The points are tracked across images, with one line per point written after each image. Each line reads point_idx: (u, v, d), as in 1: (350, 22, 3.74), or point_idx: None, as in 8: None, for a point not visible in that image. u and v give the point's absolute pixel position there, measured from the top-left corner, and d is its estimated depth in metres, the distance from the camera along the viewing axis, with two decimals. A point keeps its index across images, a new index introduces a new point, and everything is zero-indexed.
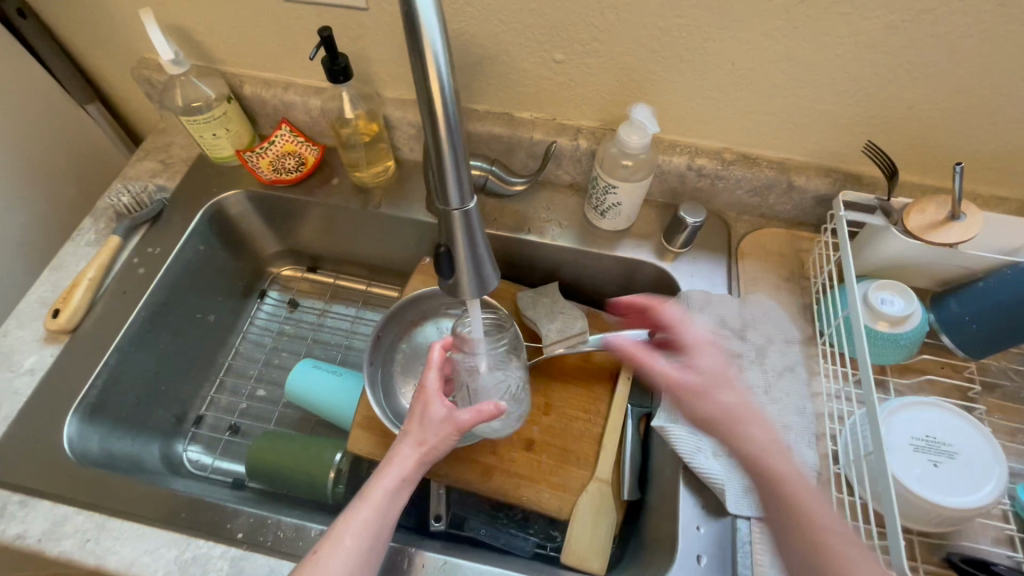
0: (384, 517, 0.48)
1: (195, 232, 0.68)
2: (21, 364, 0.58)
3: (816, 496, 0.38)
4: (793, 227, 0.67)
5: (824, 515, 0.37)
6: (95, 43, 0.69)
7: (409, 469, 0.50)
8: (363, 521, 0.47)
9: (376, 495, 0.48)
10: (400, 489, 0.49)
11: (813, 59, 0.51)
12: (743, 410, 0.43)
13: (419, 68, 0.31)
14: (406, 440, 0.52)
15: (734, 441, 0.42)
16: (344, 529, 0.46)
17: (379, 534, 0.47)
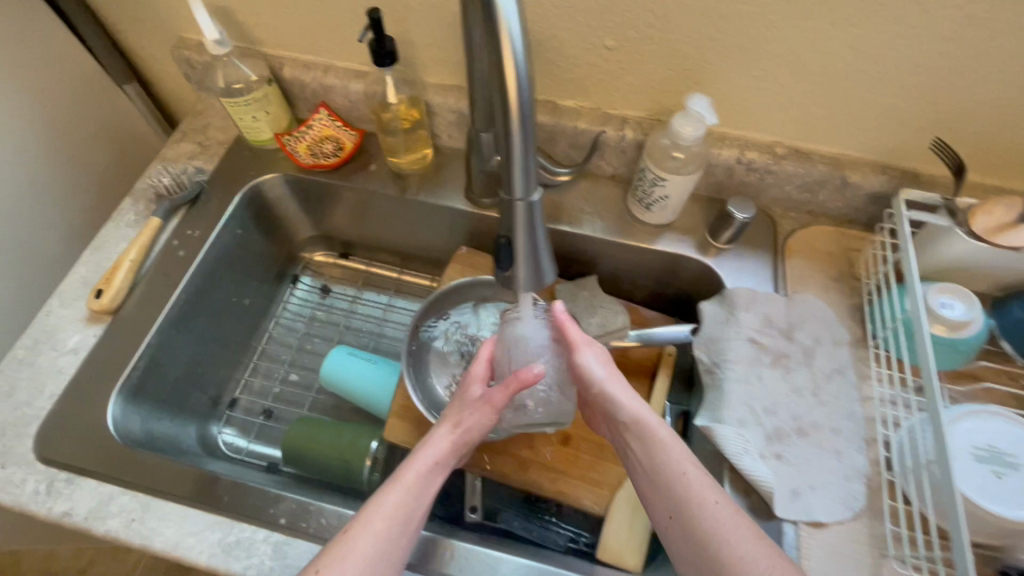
0: (414, 502, 0.47)
1: (233, 216, 0.68)
2: (66, 343, 0.58)
3: (696, 478, 0.46)
4: (843, 225, 0.65)
5: (700, 494, 0.44)
6: (135, 22, 0.68)
7: (441, 454, 0.50)
8: (395, 505, 0.46)
9: (407, 477, 0.48)
10: (431, 474, 0.49)
11: (881, 50, 0.49)
12: (641, 413, 0.51)
13: (494, 51, 0.30)
14: (444, 424, 0.52)
15: (633, 439, 0.50)
16: (375, 510, 0.45)
17: (408, 521, 0.46)
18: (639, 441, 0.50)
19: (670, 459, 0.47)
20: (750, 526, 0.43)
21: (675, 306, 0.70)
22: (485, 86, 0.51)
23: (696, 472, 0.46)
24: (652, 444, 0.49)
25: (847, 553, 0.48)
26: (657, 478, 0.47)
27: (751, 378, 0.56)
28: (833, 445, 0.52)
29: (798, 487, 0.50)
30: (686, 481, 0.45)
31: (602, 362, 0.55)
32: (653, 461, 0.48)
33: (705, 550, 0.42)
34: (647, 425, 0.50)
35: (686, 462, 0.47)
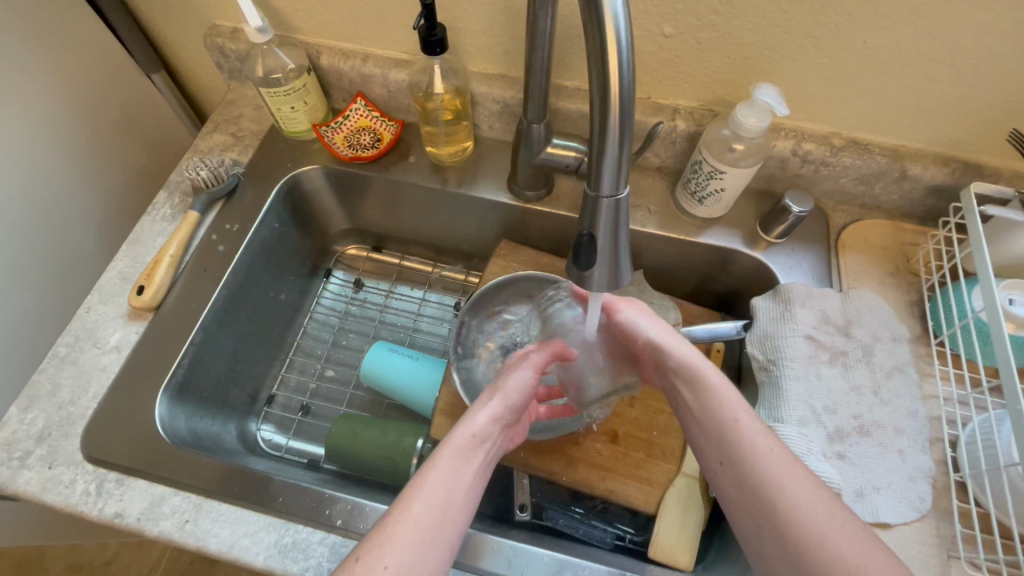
0: (454, 478, 0.43)
1: (271, 210, 0.67)
2: (108, 341, 0.57)
3: (752, 426, 0.43)
4: (896, 218, 0.63)
5: (755, 440, 0.42)
6: (167, 9, 0.66)
7: (482, 428, 0.47)
8: (435, 484, 0.42)
9: (443, 455, 0.44)
10: (471, 450, 0.46)
11: (958, 37, 0.47)
12: (694, 362, 0.48)
13: (597, 38, 0.29)
14: (489, 393, 0.50)
15: (688, 391, 0.48)
16: (414, 492, 0.41)
17: (450, 501, 0.42)
18: (692, 390, 0.47)
19: (724, 406, 0.44)
20: (809, 477, 0.39)
21: (720, 301, 0.69)
22: (543, 72, 0.50)
23: (750, 420, 0.43)
24: (706, 393, 0.46)
25: (916, 555, 0.47)
26: (712, 427, 0.44)
27: (809, 375, 0.55)
28: (897, 445, 0.51)
29: (862, 487, 0.49)
30: (740, 428, 0.43)
31: (648, 318, 0.53)
32: (710, 408, 0.45)
33: (762, 500, 0.39)
34: (700, 373, 0.47)
35: (742, 409, 0.44)
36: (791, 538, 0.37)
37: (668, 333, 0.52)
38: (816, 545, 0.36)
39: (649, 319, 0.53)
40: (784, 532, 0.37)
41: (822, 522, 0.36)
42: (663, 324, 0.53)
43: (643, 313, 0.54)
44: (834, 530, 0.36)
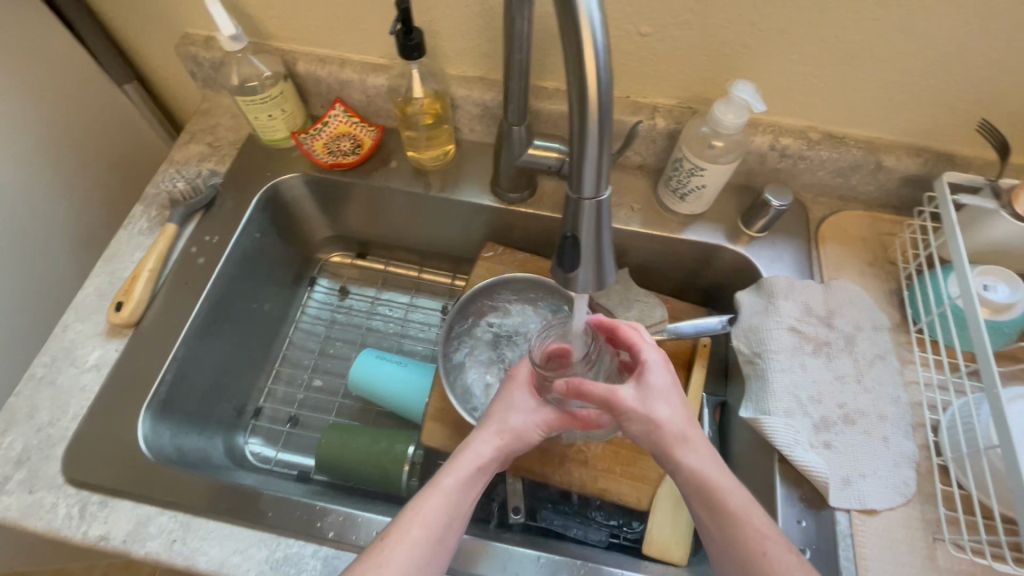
0: (454, 508, 0.45)
1: (252, 219, 0.66)
2: (86, 360, 0.56)
3: (781, 558, 0.41)
4: (873, 209, 0.65)
5: (758, 533, 0.42)
6: (137, 17, 0.65)
7: (484, 459, 0.48)
8: (434, 513, 0.44)
9: (446, 483, 0.46)
10: (472, 479, 0.47)
11: (927, 30, 0.48)
12: (707, 476, 0.44)
13: (573, 38, 0.29)
14: (487, 429, 0.50)
15: (703, 508, 0.45)
16: (412, 516, 0.44)
17: (448, 528, 0.44)
18: (708, 509, 0.44)
19: (731, 499, 0.43)
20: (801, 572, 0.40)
21: (706, 296, 0.70)
22: (522, 74, 0.50)
23: (774, 546, 0.41)
24: (726, 517, 0.43)
25: (902, 539, 0.47)
26: (734, 555, 0.42)
27: (794, 367, 0.56)
28: (881, 432, 0.52)
29: (849, 475, 0.50)
30: (768, 564, 0.41)
31: (665, 400, 0.47)
32: (730, 533, 0.43)
33: None
34: (716, 492, 0.44)
35: (766, 536, 0.42)
36: None
37: (684, 430, 0.46)
38: None
39: (668, 401, 0.47)
40: None
41: None
42: (681, 408, 0.47)
43: (665, 387, 0.47)
44: None
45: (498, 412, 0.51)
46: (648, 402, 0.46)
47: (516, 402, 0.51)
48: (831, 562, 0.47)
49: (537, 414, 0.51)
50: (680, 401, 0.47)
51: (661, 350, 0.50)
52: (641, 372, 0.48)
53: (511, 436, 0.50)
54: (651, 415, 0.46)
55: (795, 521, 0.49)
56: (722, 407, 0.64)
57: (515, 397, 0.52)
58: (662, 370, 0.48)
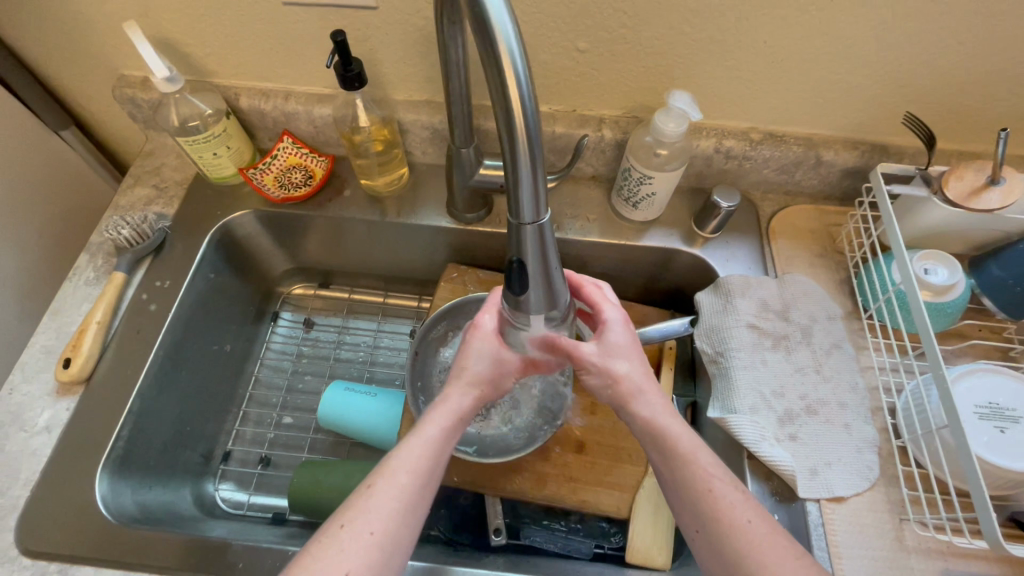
0: (439, 456, 0.43)
1: (205, 260, 0.64)
2: (36, 422, 0.54)
3: (728, 495, 0.40)
4: (818, 201, 0.67)
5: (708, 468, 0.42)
6: (69, 63, 0.63)
7: (464, 410, 0.46)
8: (419, 460, 0.42)
9: (430, 432, 0.44)
10: (453, 429, 0.45)
11: (847, 32, 0.50)
12: (657, 423, 0.44)
13: (496, 74, 0.29)
14: (461, 381, 0.47)
15: (655, 455, 0.44)
16: (398, 465, 0.42)
17: (433, 475, 0.43)
18: (658, 452, 0.44)
19: (680, 442, 0.43)
20: (752, 503, 0.40)
21: (668, 297, 0.71)
22: (463, 97, 0.50)
23: (723, 485, 0.41)
24: (674, 460, 0.43)
25: (870, 523, 0.49)
26: (682, 495, 0.42)
27: (755, 363, 0.57)
28: (842, 419, 0.53)
29: (815, 464, 0.51)
30: (714, 501, 0.40)
31: (625, 356, 0.47)
32: (678, 473, 0.42)
33: (708, 529, 0.40)
34: (666, 436, 0.44)
35: (712, 475, 0.41)
36: (722, 547, 0.39)
37: (640, 385, 0.46)
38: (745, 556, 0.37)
39: (628, 357, 0.47)
40: (719, 545, 0.39)
41: (755, 540, 0.38)
42: (640, 365, 0.47)
43: (625, 345, 0.47)
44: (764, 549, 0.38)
45: (468, 362, 0.48)
46: (609, 358, 0.46)
47: (484, 351, 0.48)
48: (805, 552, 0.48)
49: (504, 360, 0.48)
50: (640, 358, 0.47)
51: (623, 309, 0.49)
52: (602, 330, 0.48)
53: (486, 387, 0.48)
54: (609, 370, 0.46)
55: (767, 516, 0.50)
56: (693, 407, 0.64)
57: (482, 343, 0.48)
58: (623, 327, 0.48)
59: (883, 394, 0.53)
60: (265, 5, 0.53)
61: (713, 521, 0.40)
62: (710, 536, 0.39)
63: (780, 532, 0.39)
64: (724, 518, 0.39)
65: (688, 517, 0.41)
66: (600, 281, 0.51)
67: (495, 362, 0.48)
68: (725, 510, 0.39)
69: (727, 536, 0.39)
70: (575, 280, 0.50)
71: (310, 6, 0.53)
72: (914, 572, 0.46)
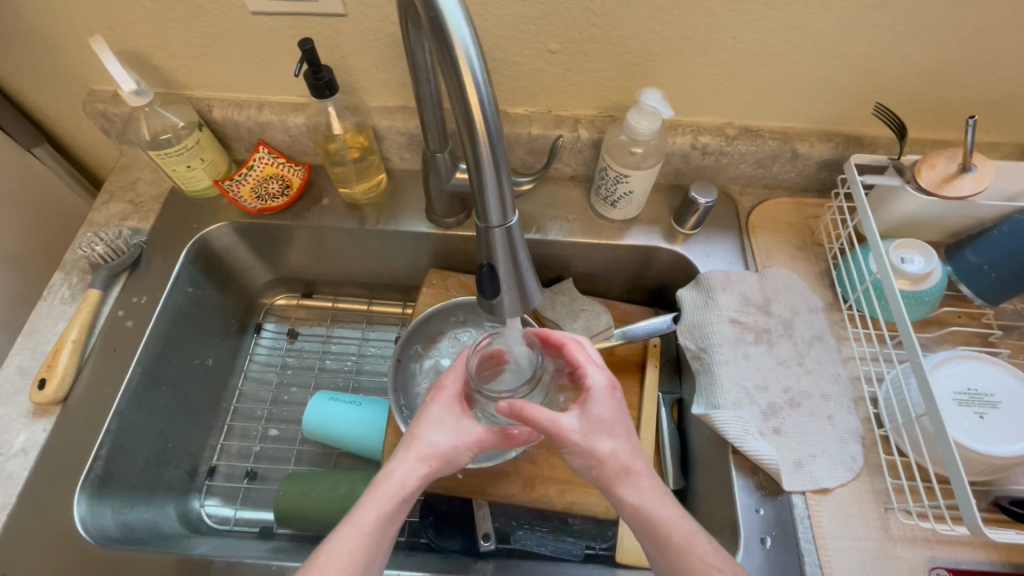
0: (377, 543, 0.42)
1: (182, 274, 0.64)
2: (12, 445, 0.53)
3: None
4: (797, 194, 0.67)
5: (707, 560, 0.41)
6: (38, 78, 0.62)
7: (411, 487, 0.44)
8: (354, 552, 0.40)
9: (366, 518, 0.42)
10: (396, 510, 0.43)
11: (815, 25, 0.50)
12: (650, 511, 0.43)
13: (454, 78, 0.29)
14: (413, 451, 0.46)
15: (649, 541, 0.43)
16: (329, 562, 0.40)
17: (368, 565, 0.41)
18: (653, 540, 0.43)
19: (675, 533, 0.42)
20: None
21: (653, 295, 0.71)
22: (434, 102, 0.50)
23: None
24: (671, 551, 0.42)
25: (855, 513, 0.49)
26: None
27: (738, 358, 0.57)
28: (826, 411, 0.53)
29: (800, 457, 0.51)
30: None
31: (610, 433, 0.45)
32: (676, 566, 0.42)
33: None
34: (661, 526, 0.42)
35: (712, 566, 0.41)
36: None
37: (627, 465, 0.44)
38: None
39: (612, 435, 0.45)
40: None
41: None
42: (626, 442, 0.45)
43: (610, 418, 0.45)
44: None
45: (421, 432, 0.47)
46: (592, 436, 0.44)
47: (446, 419, 0.48)
48: (792, 546, 0.48)
49: (465, 429, 0.47)
50: (625, 434, 0.45)
51: (608, 374, 0.48)
52: (586, 399, 0.46)
53: (438, 460, 0.46)
54: (593, 450, 0.44)
55: (754, 511, 0.50)
56: (679, 403, 0.64)
57: (442, 408, 0.48)
58: (607, 397, 0.46)
59: (865, 384, 0.54)
60: (232, 15, 0.53)
61: None
62: None
63: None
64: None
65: None
66: (581, 341, 0.51)
67: (455, 432, 0.47)
68: None
69: None
70: (556, 339, 0.51)
71: (278, 15, 0.53)
72: (900, 561, 0.46)
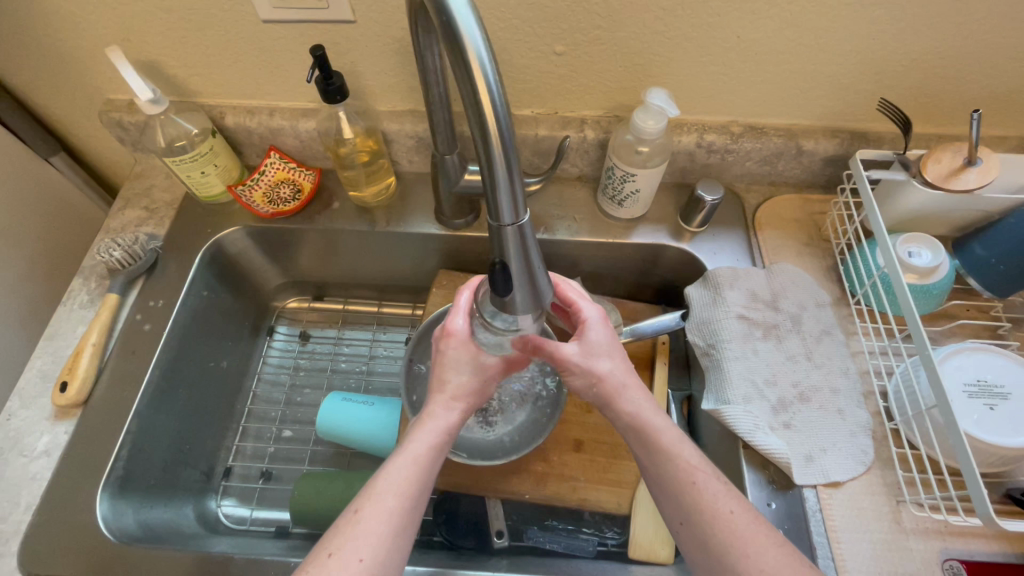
0: (427, 474, 0.44)
1: (197, 278, 0.65)
2: (35, 447, 0.54)
3: (710, 487, 0.41)
4: (803, 191, 0.68)
5: (692, 461, 0.43)
6: (55, 88, 0.64)
7: (450, 424, 0.47)
8: (407, 480, 0.43)
9: (415, 450, 0.44)
10: (440, 445, 0.46)
11: (818, 24, 0.51)
12: (642, 418, 0.45)
13: (467, 80, 0.30)
14: (443, 393, 0.48)
15: (640, 448, 0.45)
16: (385, 487, 0.42)
17: (421, 494, 0.43)
18: (642, 446, 0.45)
19: (662, 436, 0.44)
20: (735, 495, 0.41)
21: (660, 293, 0.72)
22: (444, 105, 0.51)
23: (708, 479, 0.42)
24: (658, 454, 0.43)
25: (867, 507, 0.49)
26: (666, 486, 0.43)
27: (747, 353, 0.57)
28: (836, 405, 0.54)
29: (811, 451, 0.51)
30: (698, 493, 0.41)
31: (607, 355, 0.47)
32: (663, 469, 0.43)
33: (694, 520, 0.41)
34: (649, 431, 0.44)
35: (695, 467, 0.42)
36: (709, 539, 0.39)
37: (623, 382, 0.46)
38: (733, 546, 0.38)
39: (609, 356, 0.47)
40: (705, 535, 0.40)
41: (741, 529, 0.39)
42: (621, 362, 0.47)
43: (605, 343, 0.48)
44: (752, 540, 0.39)
45: (447, 375, 0.48)
46: (590, 357, 0.46)
47: (463, 358, 0.48)
48: (805, 540, 0.48)
49: (485, 365, 0.49)
50: (621, 355, 0.48)
51: (599, 306, 0.50)
52: (580, 329, 0.48)
53: (469, 397, 0.49)
54: (592, 369, 0.46)
55: (765, 504, 0.50)
56: (689, 401, 0.65)
57: (459, 350, 0.48)
58: (601, 324, 0.48)
59: (874, 378, 0.54)
60: (245, 24, 0.54)
61: (700, 512, 0.40)
62: (699, 527, 0.40)
63: (769, 526, 0.40)
64: (708, 508, 0.40)
65: (675, 509, 0.42)
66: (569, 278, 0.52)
67: (476, 370, 0.49)
68: (710, 501, 0.41)
69: (715, 527, 0.40)
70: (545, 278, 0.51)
71: (289, 23, 0.54)
72: (913, 554, 0.47)
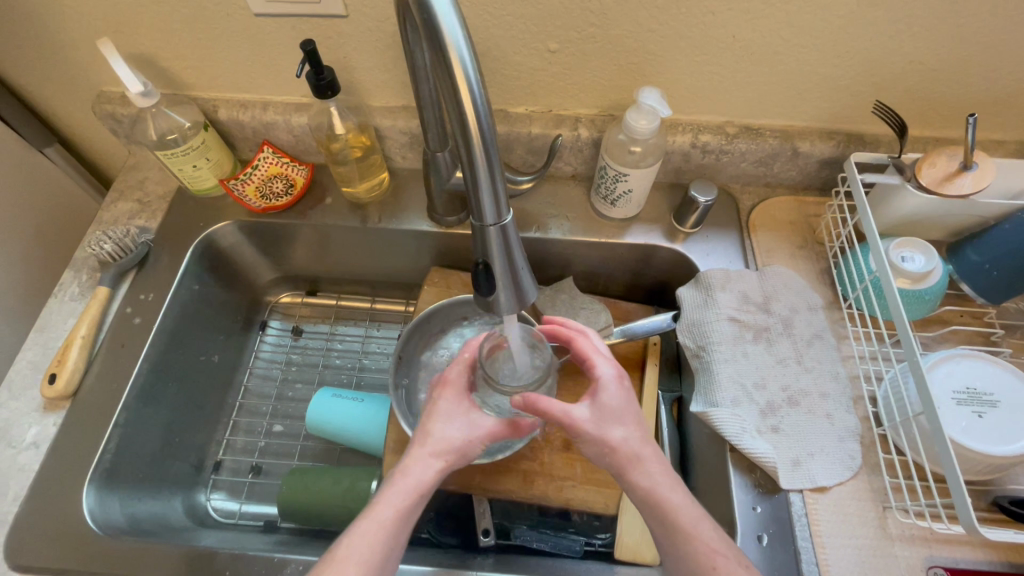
0: (394, 539, 0.41)
1: (188, 272, 0.65)
2: (23, 438, 0.54)
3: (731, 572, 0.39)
4: (799, 193, 0.67)
5: (712, 545, 0.41)
6: (47, 79, 0.64)
7: (426, 483, 0.44)
8: (372, 546, 0.40)
9: (384, 513, 0.42)
10: (412, 505, 0.43)
11: (815, 24, 0.50)
12: (658, 493, 0.43)
13: (448, 79, 0.30)
14: (425, 448, 0.46)
15: (656, 526, 0.43)
16: (347, 553, 0.40)
17: (386, 561, 0.41)
18: (660, 525, 0.43)
19: (680, 516, 0.42)
20: None
21: (652, 293, 0.72)
22: (434, 103, 0.51)
23: (729, 563, 0.40)
24: (676, 535, 0.41)
25: (853, 512, 0.49)
26: (684, 568, 0.41)
27: (736, 356, 0.57)
28: (824, 409, 0.53)
29: (798, 455, 0.51)
30: None
31: (620, 421, 0.46)
32: (681, 551, 0.41)
33: None
34: (667, 508, 0.42)
35: (716, 550, 0.40)
36: None
37: (638, 451, 0.45)
38: None
39: (623, 423, 0.46)
40: None
41: None
42: (636, 429, 0.46)
43: (619, 406, 0.46)
44: None
45: (434, 428, 0.47)
46: (604, 424, 0.45)
47: (454, 411, 0.49)
48: (789, 544, 0.48)
49: (478, 422, 0.48)
50: (635, 422, 0.46)
51: (616, 365, 0.49)
52: (595, 389, 0.47)
53: (453, 455, 0.46)
54: (606, 438, 0.45)
55: (750, 508, 0.50)
56: (679, 402, 0.65)
57: (450, 402, 0.49)
58: (616, 386, 0.47)
59: (863, 382, 0.54)
60: (237, 17, 0.54)
61: None
62: None
63: None
64: None
65: None
66: (588, 334, 0.52)
67: (466, 426, 0.48)
68: None
69: None
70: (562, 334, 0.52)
71: (281, 17, 0.53)
72: (898, 560, 0.46)
